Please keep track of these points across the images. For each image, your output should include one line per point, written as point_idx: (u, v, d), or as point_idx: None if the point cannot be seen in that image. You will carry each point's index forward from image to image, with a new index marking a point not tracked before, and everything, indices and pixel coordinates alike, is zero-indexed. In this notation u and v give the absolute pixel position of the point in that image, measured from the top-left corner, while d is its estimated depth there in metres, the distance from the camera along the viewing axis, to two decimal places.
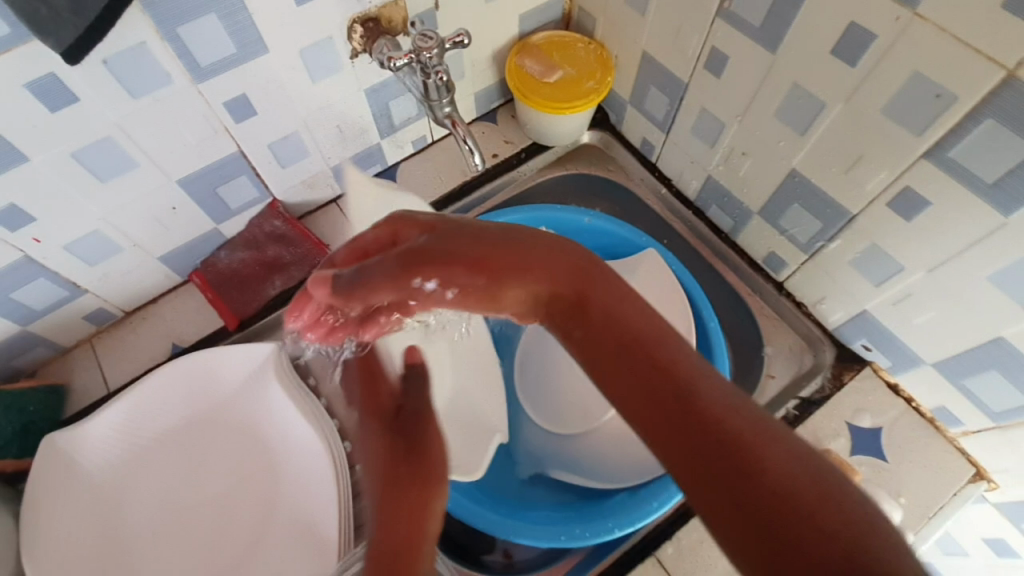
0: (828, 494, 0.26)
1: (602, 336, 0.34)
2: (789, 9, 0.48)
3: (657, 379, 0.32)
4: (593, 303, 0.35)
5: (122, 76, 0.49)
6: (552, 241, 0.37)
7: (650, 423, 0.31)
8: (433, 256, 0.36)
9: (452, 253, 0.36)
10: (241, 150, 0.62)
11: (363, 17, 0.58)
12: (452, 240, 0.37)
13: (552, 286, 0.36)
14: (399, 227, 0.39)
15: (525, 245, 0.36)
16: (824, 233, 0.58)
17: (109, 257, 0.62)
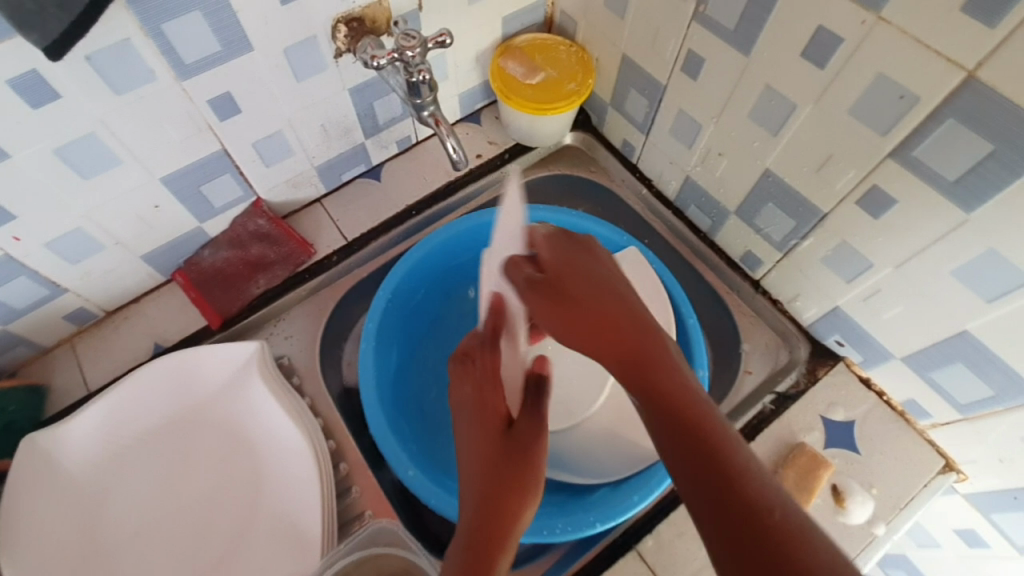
0: (794, 547, 0.30)
1: (659, 393, 0.36)
2: (761, 13, 0.49)
3: (706, 444, 0.34)
4: (656, 368, 0.37)
5: (105, 73, 0.49)
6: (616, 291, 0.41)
7: (682, 473, 0.34)
8: (558, 294, 0.41)
9: (575, 295, 0.40)
10: (224, 149, 0.62)
11: (347, 17, 0.59)
12: (568, 277, 0.42)
13: (626, 347, 0.38)
14: (558, 248, 0.44)
15: (611, 297, 0.40)
16: (797, 232, 0.59)
17: (91, 255, 0.61)
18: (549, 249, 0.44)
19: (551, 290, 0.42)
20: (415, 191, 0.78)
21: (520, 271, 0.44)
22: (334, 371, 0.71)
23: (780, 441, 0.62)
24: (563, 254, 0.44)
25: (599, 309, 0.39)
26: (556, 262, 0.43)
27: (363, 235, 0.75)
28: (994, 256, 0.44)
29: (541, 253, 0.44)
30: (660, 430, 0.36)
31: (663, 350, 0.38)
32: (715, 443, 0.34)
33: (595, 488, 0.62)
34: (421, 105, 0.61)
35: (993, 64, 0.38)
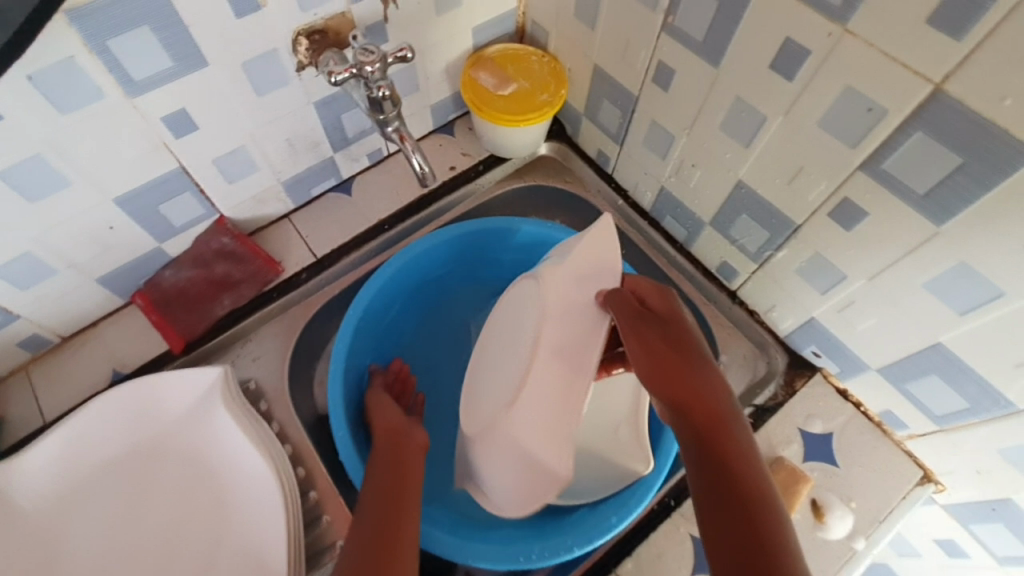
0: None
1: (716, 445, 0.41)
2: (729, 25, 0.49)
3: (745, 497, 0.38)
4: (718, 428, 0.42)
5: (49, 91, 0.46)
6: (699, 356, 0.46)
7: (710, 510, 0.38)
8: (660, 339, 0.47)
9: (667, 345, 0.46)
10: (183, 167, 0.60)
11: (308, 29, 0.57)
12: (666, 333, 0.48)
13: (694, 400, 0.43)
14: (661, 300, 0.51)
15: (695, 360, 0.45)
16: (771, 243, 0.59)
17: (43, 280, 0.59)
18: (655, 299, 0.51)
19: (647, 328, 0.47)
20: (386, 205, 0.76)
21: (620, 297, 0.50)
22: (303, 393, 0.68)
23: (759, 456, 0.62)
24: (666, 311, 0.50)
25: (682, 363, 0.45)
26: (666, 315, 0.50)
27: (333, 250, 0.73)
28: (964, 269, 0.44)
29: (649, 298, 0.51)
30: (702, 469, 0.40)
31: (731, 416, 0.43)
32: (752, 499, 0.38)
33: (575, 508, 0.60)
34: (385, 120, 0.60)
35: (960, 77, 0.37)
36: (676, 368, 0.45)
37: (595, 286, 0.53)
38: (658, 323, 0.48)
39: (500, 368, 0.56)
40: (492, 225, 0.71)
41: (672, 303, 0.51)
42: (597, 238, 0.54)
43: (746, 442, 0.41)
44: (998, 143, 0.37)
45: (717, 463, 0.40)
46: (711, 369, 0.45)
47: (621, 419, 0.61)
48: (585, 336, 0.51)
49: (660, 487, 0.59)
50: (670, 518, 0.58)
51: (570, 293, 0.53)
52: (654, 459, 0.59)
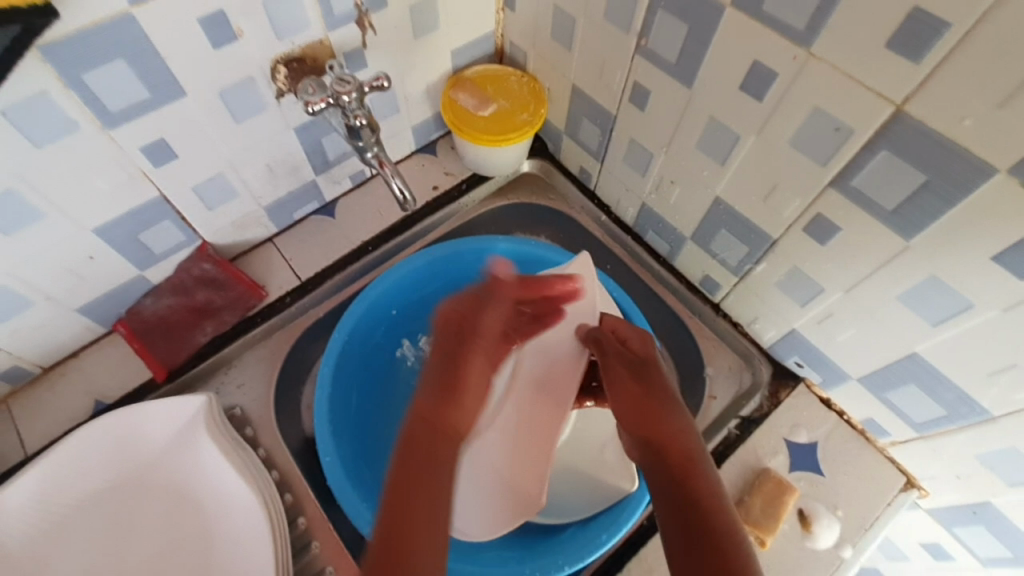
0: None
1: (687, 491, 0.41)
2: (700, 47, 0.50)
3: (713, 541, 0.39)
4: (689, 474, 0.42)
5: (22, 126, 0.46)
6: (674, 398, 0.47)
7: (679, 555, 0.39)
8: (639, 380, 0.49)
9: (643, 385, 0.48)
10: (163, 195, 0.60)
11: (286, 57, 0.57)
12: (644, 373, 0.50)
13: (667, 442, 0.44)
14: (640, 340, 0.54)
15: (670, 403, 0.47)
16: (750, 257, 0.60)
17: (19, 313, 0.58)
18: (636, 338, 0.54)
19: (622, 370, 0.50)
20: (370, 227, 0.76)
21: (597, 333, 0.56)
22: (290, 418, 0.68)
23: (746, 467, 0.62)
24: (647, 350, 0.53)
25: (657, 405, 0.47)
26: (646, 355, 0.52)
27: (318, 272, 0.73)
28: (935, 281, 0.45)
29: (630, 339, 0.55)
30: (671, 513, 0.41)
31: (704, 463, 0.43)
32: (719, 546, 0.39)
33: (565, 526, 0.61)
34: (363, 148, 0.60)
35: (921, 99, 0.38)
36: (650, 408, 0.46)
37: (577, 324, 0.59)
38: (635, 364, 0.50)
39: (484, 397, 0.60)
40: (467, 247, 0.72)
41: (650, 344, 0.53)
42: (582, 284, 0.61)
43: (717, 489, 0.42)
44: (959, 160, 0.39)
45: (686, 507, 0.41)
46: (685, 414, 0.46)
47: (608, 440, 0.63)
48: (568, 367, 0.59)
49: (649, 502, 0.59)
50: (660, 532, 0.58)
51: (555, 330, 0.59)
52: (639, 475, 0.59)
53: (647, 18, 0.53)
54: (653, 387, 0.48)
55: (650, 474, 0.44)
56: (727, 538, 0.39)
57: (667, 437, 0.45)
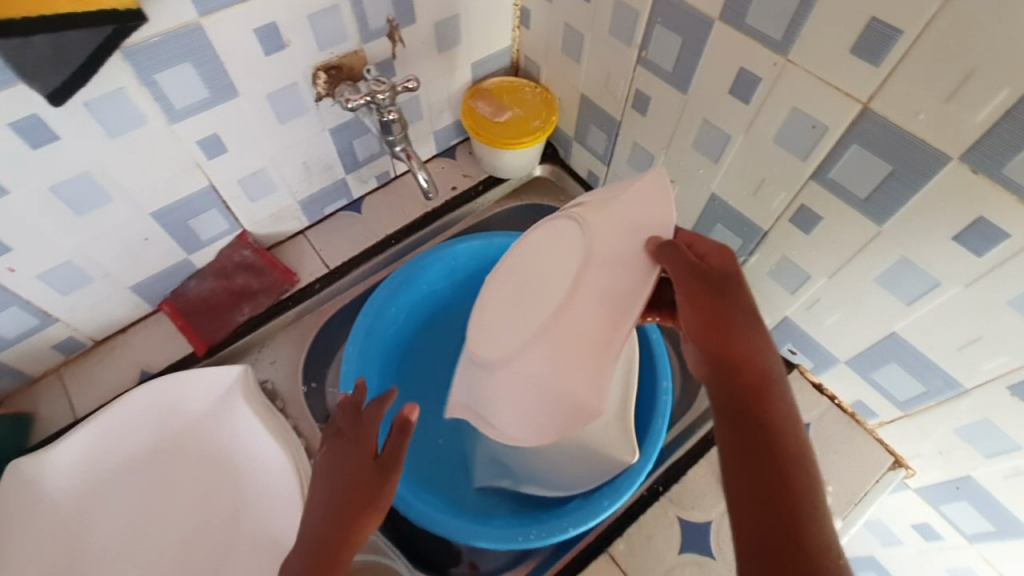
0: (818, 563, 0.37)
1: (766, 430, 0.43)
2: (693, 56, 0.56)
3: (778, 450, 0.42)
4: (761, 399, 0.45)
5: (100, 117, 0.53)
6: (752, 318, 0.47)
7: (742, 456, 0.42)
8: (718, 297, 0.47)
9: (723, 302, 0.47)
10: (212, 185, 0.67)
11: (325, 65, 0.65)
12: (726, 288, 0.48)
13: (742, 361, 0.46)
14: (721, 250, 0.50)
15: (747, 323, 0.47)
16: (744, 249, 0.65)
17: (80, 288, 0.65)
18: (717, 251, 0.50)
19: (701, 292, 0.47)
20: (394, 222, 0.83)
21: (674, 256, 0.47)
22: (316, 394, 0.73)
23: None
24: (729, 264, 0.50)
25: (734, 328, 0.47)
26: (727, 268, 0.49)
27: (345, 262, 0.80)
28: (906, 263, 0.49)
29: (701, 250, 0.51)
30: (741, 423, 0.44)
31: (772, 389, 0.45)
32: (780, 456, 0.42)
33: (571, 498, 0.64)
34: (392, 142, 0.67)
35: (882, 97, 0.44)
36: (728, 324, 0.46)
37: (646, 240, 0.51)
38: (714, 280, 0.47)
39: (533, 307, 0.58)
40: (482, 243, 0.79)
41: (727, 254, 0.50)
42: (648, 194, 0.52)
43: (786, 415, 0.44)
44: (918, 152, 0.44)
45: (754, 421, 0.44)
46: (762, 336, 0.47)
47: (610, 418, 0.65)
48: (631, 281, 0.50)
49: (649, 474, 0.63)
50: (658, 502, 0.62)
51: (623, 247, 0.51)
52: (640, 449, 0.63)
53: (647, 31, 0.59)
54: (729, 306, 0.47)
55: (719, 388, 0.46)
56: (795, 454, 0.42)
57: (741, 359, 0.46)
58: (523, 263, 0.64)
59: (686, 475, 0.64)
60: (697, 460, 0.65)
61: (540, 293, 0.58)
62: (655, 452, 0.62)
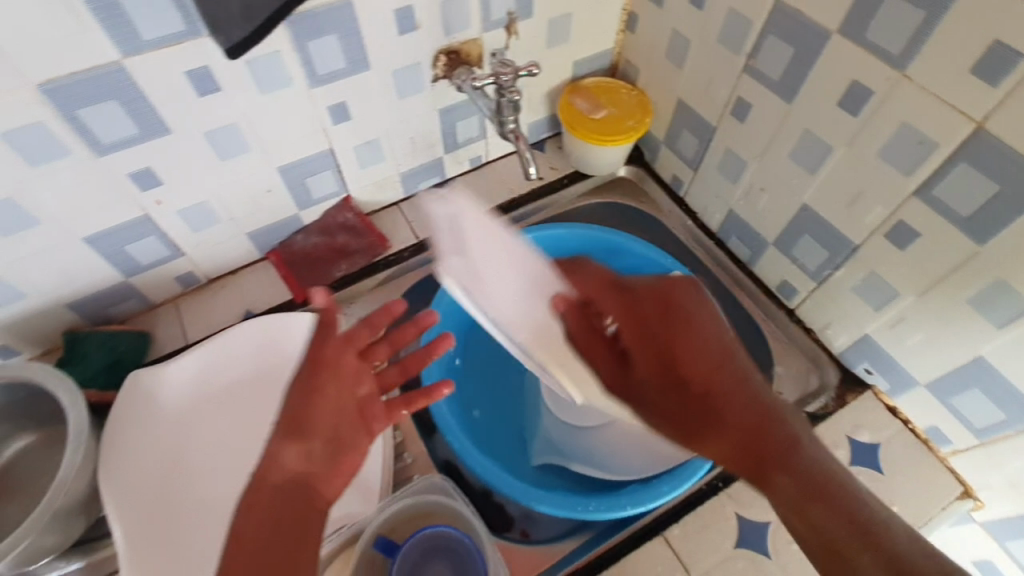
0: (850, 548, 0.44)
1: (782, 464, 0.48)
2: (804, 67, 0.59)
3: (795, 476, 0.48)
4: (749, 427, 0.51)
5: (256, 75, 0.60)
6: (721, 371, 0.54)
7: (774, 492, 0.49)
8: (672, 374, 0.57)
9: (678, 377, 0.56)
10: (331, 148, 0.73)
11: (447, 50, 0.70)
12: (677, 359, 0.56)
13: (726, 423, 0.52)
14: (654, 284, 0.62)
15: (717, 382, 0.54)
16: (830, 262, 0.66)
17: (208, 227, 0.72)
18: (637, 296, 0.62)
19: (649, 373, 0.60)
20: (483, 204, 0.88)
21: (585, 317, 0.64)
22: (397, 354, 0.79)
23: None
24: (660, 307, 0.59)
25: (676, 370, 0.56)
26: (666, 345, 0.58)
27: (431, 236, 0.85)
28: (1003, 285, 0.50)
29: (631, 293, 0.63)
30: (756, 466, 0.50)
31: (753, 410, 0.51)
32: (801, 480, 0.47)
33: (626, 483, 0.69)
34: (506, 121, 0.71)
35: (997, 118, 0.45)
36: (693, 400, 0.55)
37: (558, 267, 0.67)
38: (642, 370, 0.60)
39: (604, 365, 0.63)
40: (567, 234, 0.82)
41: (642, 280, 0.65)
42: (475, 240, 0.58)
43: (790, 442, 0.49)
44: None
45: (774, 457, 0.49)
46: (727, 375, 0.54)
47: None
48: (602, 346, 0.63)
49: (711, 469, 0.65)
50: (717, 496, 0.64)
51: (512, 261, 0.62)
52: None
53: (759, 41, 0.62)
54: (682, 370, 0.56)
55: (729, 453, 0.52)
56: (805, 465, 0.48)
57: (718, 415, 0.53)
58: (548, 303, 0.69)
59: None
60: None
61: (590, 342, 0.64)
62: None
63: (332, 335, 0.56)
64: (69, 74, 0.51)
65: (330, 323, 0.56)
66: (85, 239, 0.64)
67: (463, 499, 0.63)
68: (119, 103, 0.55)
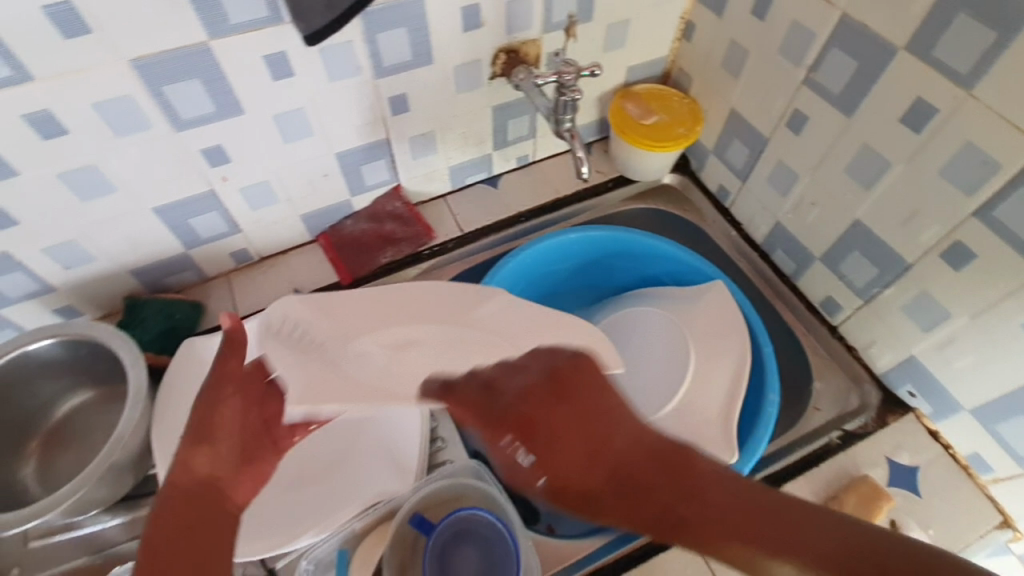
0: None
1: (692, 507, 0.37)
2: (866, 82, 0.59)
3: (727, 519, 0.36)
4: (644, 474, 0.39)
5: (327, 62, 0.63)
6: (590, 413, 0.43)
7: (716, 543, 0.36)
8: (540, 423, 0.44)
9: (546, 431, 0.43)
10: (388, 138, 0.75)
11: (507, 48, 0.72)
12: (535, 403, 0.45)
13: (631, 485, 0.39)
14: (537, 376, 0.47)
15: (581, 432, 0.42)
16: (880, 280, 0.65)
17: (267, 206, 0.75)
18: (536, 379, 0.47)
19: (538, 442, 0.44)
20: (527, 202, 0.89)
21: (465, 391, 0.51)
22: None
23: (843, 472, 0.66)
24: (551, 398, 0.45)
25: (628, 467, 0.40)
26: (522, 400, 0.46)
27: (475, 229, 0.87)
28: None
29: (520, 381, 0.48)
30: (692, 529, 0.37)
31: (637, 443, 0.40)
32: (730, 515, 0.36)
33: None
34: (562, 120, 0.72)
35: None
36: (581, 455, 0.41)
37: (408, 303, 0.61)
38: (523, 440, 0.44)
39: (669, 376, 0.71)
40: (610, 236, 0.83)
41: (514, 366, 0.51)
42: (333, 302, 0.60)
43: (701, 474, 0.38)
44: None
45: (690, 501, 0.37)
46: (599, 417, 0.43)
47: (713, 416, 0.68)
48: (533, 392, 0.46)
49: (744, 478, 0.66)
50: None
51: (347, 366, 0.54)
52: (739, 451, 0.65)
53: (822, 54, 0.62)
54: (553, 419, 0.43)
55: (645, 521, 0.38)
56: (731, 492, 0.37)
57: (626, 475, 0.39)
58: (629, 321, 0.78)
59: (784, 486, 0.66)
60: (795, 475, 0.66)
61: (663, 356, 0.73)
62: (754, 458, 0.65)
63: (242, 357, 0.49)
64: (159, 51, 0.54)
65: (240, 343, 0.49)
66: (155, 208, 0.68)
67: (495, 484, 0.65)
68: (200, 81, 0.58)
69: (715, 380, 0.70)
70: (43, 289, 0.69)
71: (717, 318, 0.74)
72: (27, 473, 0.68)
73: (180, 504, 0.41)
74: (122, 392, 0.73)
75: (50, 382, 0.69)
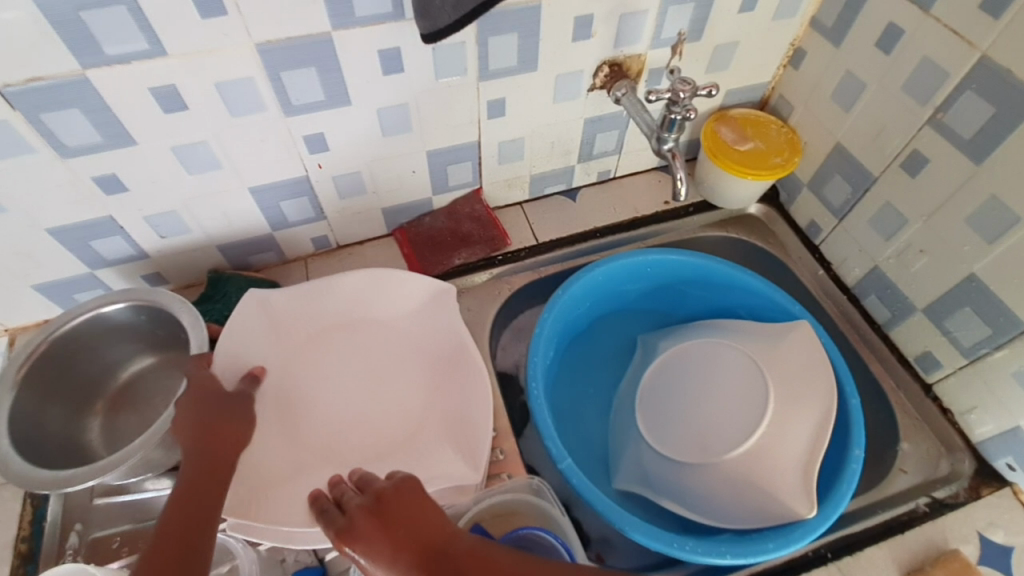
0: None
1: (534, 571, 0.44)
2: (1003, 129, 0.55)
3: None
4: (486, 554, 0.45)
5: (438, 61, 0.63)
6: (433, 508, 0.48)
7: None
8: (386, 517, 0.47)
9: (390, 526, 0.46)
10: (478, 141, 0.75)
11: (612, 61, 0.71)
12: (387, 497, 0.49)
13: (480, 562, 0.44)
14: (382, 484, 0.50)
15: (429, 527, 0.46)
16: (991, 341, 0.61)
17: (353, 196, 0.76)
18: (371, 501, 0.49)
19: (380, 534, 0.46)
20: (605, 217, 0.87)
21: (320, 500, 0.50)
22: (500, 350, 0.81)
23: (930, 544, 0.62)
24: (376, 521, 0.47)
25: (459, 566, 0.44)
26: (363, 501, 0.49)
27: (550, 240, 0.85)
28: None
29: (356, 497, 0.49)
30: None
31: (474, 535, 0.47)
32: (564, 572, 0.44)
33: (720, 530, 0.66)
34: (665, 138, 0.71)
35: None
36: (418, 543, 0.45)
37: (334, 319, 0.73)
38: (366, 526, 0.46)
39: (721, 423, 0.69)
40: (690, 262, 0.80)
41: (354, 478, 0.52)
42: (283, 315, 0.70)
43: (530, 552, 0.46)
44: None
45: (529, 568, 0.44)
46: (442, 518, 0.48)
47: (791, 465, 0.65)
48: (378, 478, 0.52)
49: (820, 535, 0.62)
50: (825, 566, 0.61)
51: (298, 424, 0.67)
52: (817, 505, 0.62)
53: (953, 95, 0.59)
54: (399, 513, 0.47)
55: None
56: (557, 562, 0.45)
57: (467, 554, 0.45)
58: (690, 358, 0.75)
59: (861, 550, 0.62)
60: (875, 541, 0.62)
61: (696, 400, 0.72)
62: (835, 514, 0.62)
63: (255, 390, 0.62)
64: (286, 38, 0.55)
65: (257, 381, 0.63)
66: (251, 188, 0.69)
67: (557, 504, 0.63)
68: (316, 70, 0.59)
69: (796, 426, 0.67)
70: (138, 254, 0.72)
71: (803, 361, 0.70)
72: (93, 438, 0.69)
73: (199, 458, 0.52)
74: (181, 360, 0.74)
75: (117, 346, 0.70)
